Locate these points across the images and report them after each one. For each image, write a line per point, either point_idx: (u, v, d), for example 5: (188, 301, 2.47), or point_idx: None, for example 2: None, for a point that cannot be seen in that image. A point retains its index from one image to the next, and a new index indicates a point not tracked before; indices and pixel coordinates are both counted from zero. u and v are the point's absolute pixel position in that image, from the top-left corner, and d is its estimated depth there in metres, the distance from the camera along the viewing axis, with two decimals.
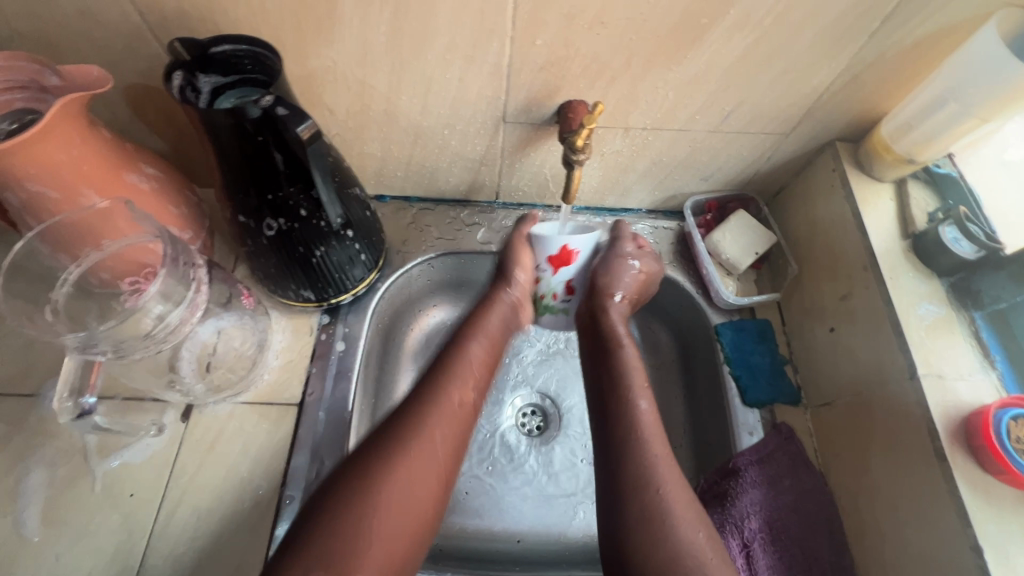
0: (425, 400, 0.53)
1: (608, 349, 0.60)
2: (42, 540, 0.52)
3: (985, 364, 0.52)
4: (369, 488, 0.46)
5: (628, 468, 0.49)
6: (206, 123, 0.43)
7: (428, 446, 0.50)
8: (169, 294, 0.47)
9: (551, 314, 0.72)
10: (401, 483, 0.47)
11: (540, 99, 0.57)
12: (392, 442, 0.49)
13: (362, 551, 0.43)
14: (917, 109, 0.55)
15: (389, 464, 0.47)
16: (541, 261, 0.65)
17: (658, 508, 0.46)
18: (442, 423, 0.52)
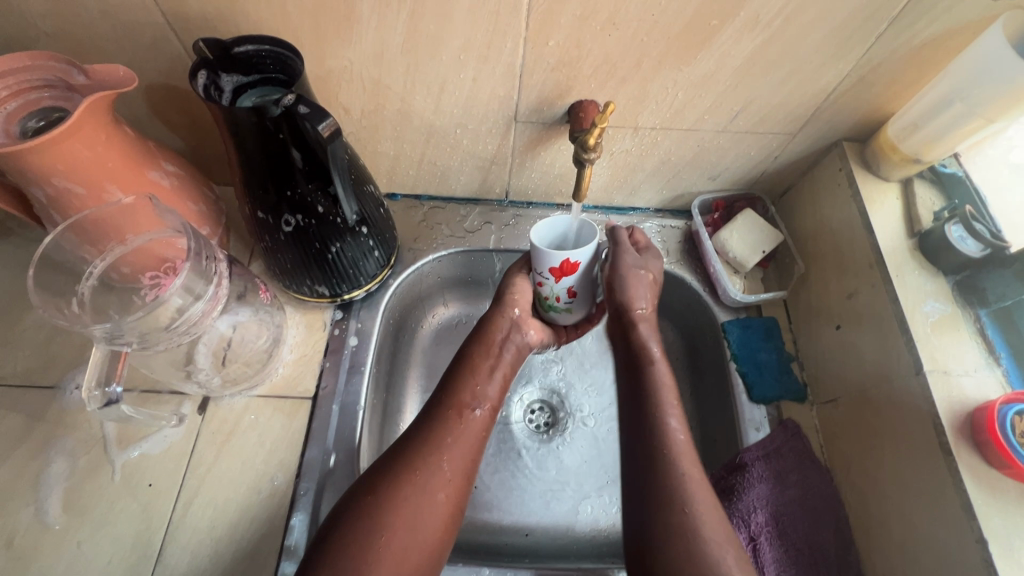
0: (427, 436, 0.53)
1: (639, 365, 0.57)
2: (64, 527, 0.53)
3: (989, 361, 0.52)
4: (372, 529, 0.47)
5: (661, 495, 0.48)
6: (228, 121, 0.44)
7: (431, 484, 0.50)
8: (191, 288, 0.48)
9: (555, 313, 0.63)
10: (406, 523, 0.48)
11: (552, 99, 0.58)
12: (394, 482, 0.50)
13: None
14: (923, 109, 0.56)
15: (394, 502, 0.48)
16: (542, 268, 0.57)
17: (690, 527, 0.46)
18: (448, 456, 0.53)
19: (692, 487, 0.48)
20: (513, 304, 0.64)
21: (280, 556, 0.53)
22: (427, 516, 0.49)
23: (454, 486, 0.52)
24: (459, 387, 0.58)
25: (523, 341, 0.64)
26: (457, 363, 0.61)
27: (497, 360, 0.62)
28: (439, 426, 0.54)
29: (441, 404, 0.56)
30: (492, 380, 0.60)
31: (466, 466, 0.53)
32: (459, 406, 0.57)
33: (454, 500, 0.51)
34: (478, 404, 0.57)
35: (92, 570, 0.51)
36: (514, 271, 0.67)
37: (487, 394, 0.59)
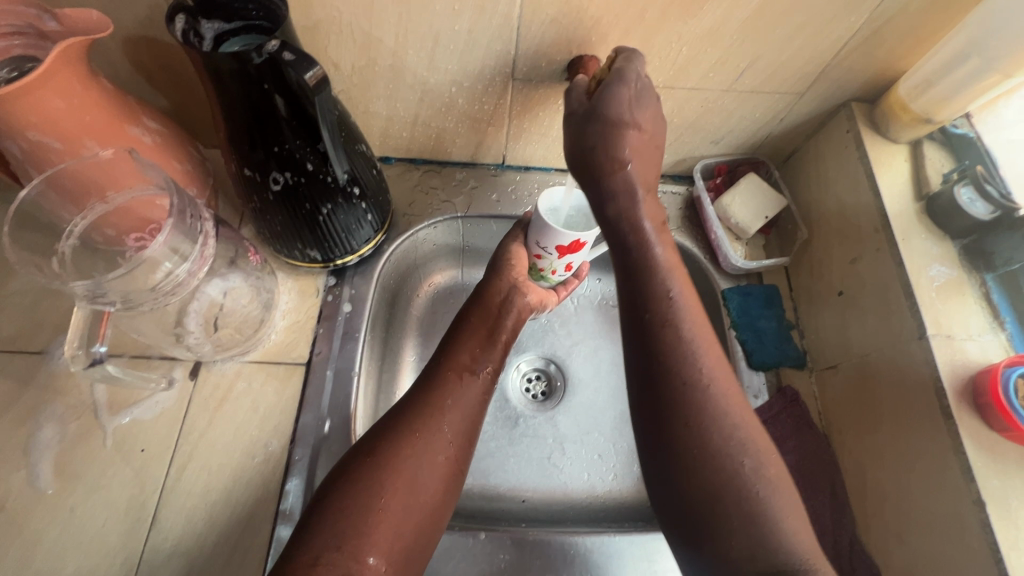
0: (427, 399, 0.53)
1: (630, 252, 0.50)
2: (57, 492, 0.52)
3: (994, 325, 0.52)
4: (369, 489, 0.46)
5: (673, 405, 0.45)
6: (210, 67, 0.41)
7: (433, 443, 0.50)
8: (177, 248, 0.46)
9: (544, 281, 0.68)
10: (405, 484, 0.47)
11: (551, 54, 0.56)
12: (394, 445, 0.49)
13: (364, 552, 0.43)
14: (937, 66, 0.53)
15: (392, 463, 0.48)
16: (549, 244, 0.61)
17: (708, 441, 0.43)
18: (449, 415, 0.53)
19: (708, 400, 0.45)
20: (511, 269, 0.65)
21: (275, 520, 0.53)
22: (427, 476, 0.49)
23: (454, 449, 0.51)
24: (457, 349, 0.58)
25: (523, 304, 0.65)
26: (458, 330, 0.61)
27: (497, 326, 0.62)
28: (438, 387, 0.54)
29: (441, 366, 0.57)
30: (492, 345, 0.60)
31: (466, 429, 0.53)
32: (458, 367, 0.57)
33: (455, 460, 0.51)
34: (480, 368, 0.58)
35: (87, 532, 0.51)
36: (509, 236, 0.67)
37: (487, 357, 0.59)
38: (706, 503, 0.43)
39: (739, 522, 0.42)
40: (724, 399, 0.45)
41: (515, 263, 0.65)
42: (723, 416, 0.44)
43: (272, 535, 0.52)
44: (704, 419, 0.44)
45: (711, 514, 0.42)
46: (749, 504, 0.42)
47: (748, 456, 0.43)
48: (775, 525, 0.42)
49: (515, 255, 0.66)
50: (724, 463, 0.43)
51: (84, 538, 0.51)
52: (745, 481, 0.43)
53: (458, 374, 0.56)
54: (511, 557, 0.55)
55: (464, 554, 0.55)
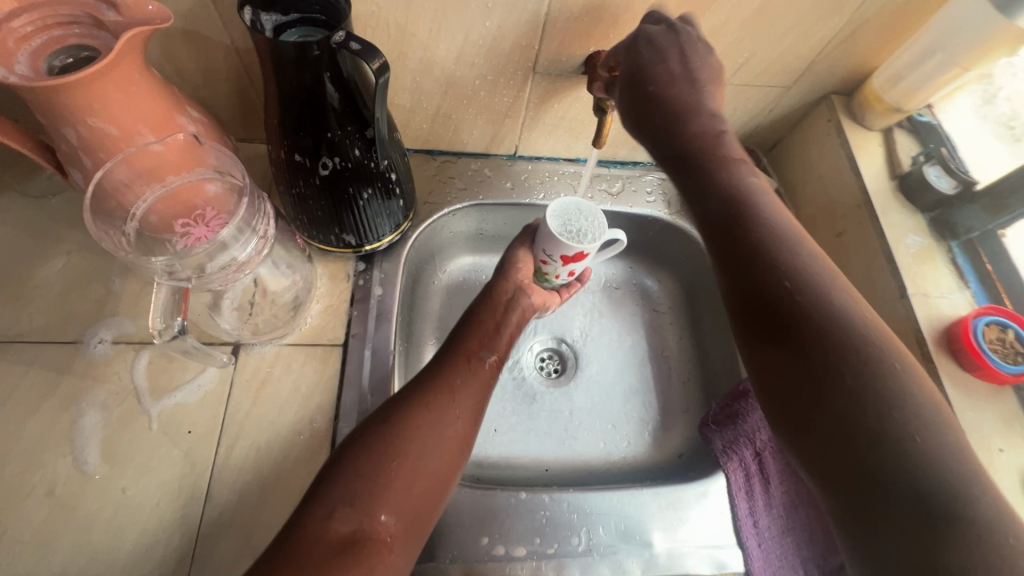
0: (438, 378, 0.56)
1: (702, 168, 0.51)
2: (106, 475, 0.53)
3: (960, 284, 0.60)
4: (383, 455, 0.49)
5: (789, 318, 0.43)
6: (273, 56, 0.44)
7: (442, 417, 0.53)
8: (243, 231, 0.54)
9: (547, 284, 0.72)
10: (414, 452, 0.50)
11: (571, 49, 0.61)
12: (407, 415, 0.52)
13: (377, 511, 0.46)
14: (906, 61, 0.61)
15: (409, 431, 0.51)
16: (554, 254, 0.65)
17: (844, 346, 0.40)
18: (460, 394, 0.56)
19: (824, 299, 0.43)
20: (517, 272, 0.68)
21: None
22: (437, 446, 0.51)
23: (462, 424, 0.54)
24: (465, 338, 0.62)
25: (527, 305, 0.68)
26: (467, 323, 0.64)
27: (502, 320, 0.65)
28: (449, 367, 0.58)
29: (451, 353, 0.60)
30: (498, 336, 0.64)
31: (473, 409, 0.56)
32: (467, 354, 0.60)
33: (464, 435, 0.54)
34: (487, 353, 0.61)
35: (139, 513, 0.52)
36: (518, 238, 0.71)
37: (494, 345, 0.63)
38: (847, 424, 0.38)
39: (875, 441, 0.37)
40: (844, 305, 0.42)
41: (521, 267, 0.69)
42: (845, 317, 0.41)
43: None
44: (828, 328, 0.41)
45: (863, 434, 0.37)
46: (885, 418, 0.37)
47: (889, 365, 0.39)
48: (921, 432, 0.37)
49: (522, 261, 0.69)
50: (852, 378, 0.39)
51: (137, 519, 0.52)
52: (884, 383, 0.38)
53: (466, 359, 0.59)
54: (551, 513, 0.59)
55: (509, 514, 0.58)
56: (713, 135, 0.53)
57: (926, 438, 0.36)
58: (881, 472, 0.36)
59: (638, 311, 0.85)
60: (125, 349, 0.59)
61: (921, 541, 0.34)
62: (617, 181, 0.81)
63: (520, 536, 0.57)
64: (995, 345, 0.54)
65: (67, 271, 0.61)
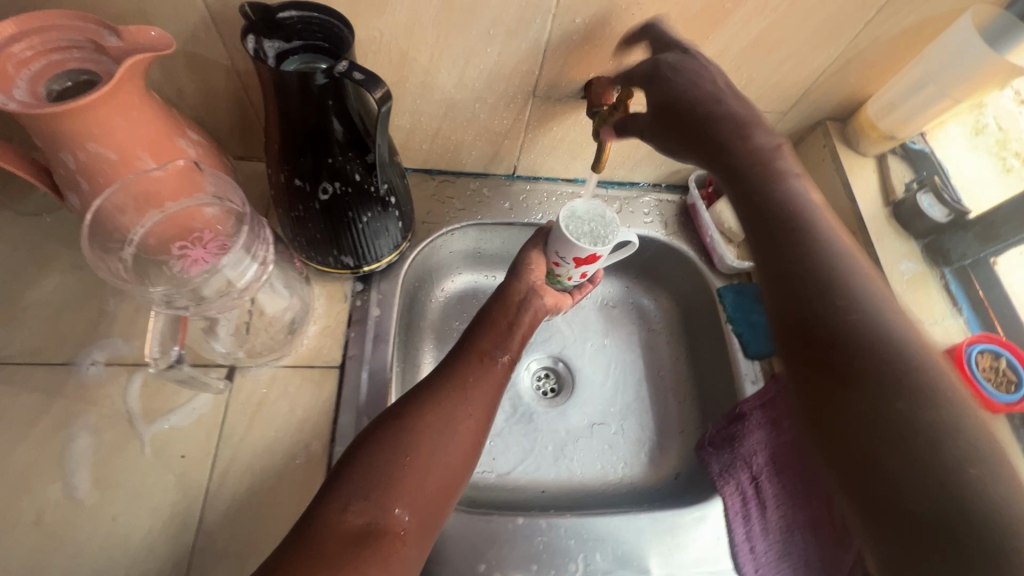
0: (449, 376, 0.56)
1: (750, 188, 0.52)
2: (97, 501, 0.52)
3: (953, 311, 0.61)
4: (397, 449, 0.49)
5: (834, 341, 0.45)
6: (277, 84, 0.44)
7: (453, 415, 0.52)
8: (237, 264, 0.53)
9: (558, 286, 0.69)
10: (427, 446, 0.50)
11: (571, 75, 0.61)
12: (420, 411, 0.52)
13: (391, 504, 0.46)
14: (900, 90, 0.62)
15: (421, 427, 0.50)
16: (567, 255, 0.63)
17: (889, 373, 0.42)
18: (471, 392, 0.55)
19: (869, 326, 0.44)
20: (530, 273, 0.66)
21: None
22: (450, 442, 0.51)
23: (475, 421, 0.53)
24: (476, 337, 0.60)
25: (540, 306, 0.66)
26: (478, 324, 0.62)
27: (515, 319, 0.63)
28: (460, 364, 0.57)
29: (463, 352, 0.59)
30: (511, 335, 0.62)
31: (485, 408, 0.55)
32: (479, 352, 0.59)
33: (477, 432, 0.53)
34: (500, 353, 0.60)
35: (131, 539, 0.51)
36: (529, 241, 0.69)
37: (507, 344, 0.61)
38: (880, 444, 0.40)
39: (898, 453, 0.40)
40: (890, 333, 0.44)
41: (534, 268, 0.67)
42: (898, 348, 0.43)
43: None
44: (869, 351, 0.43)
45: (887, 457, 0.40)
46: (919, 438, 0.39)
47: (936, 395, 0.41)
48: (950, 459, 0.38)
49: (534, 262, 0.67)
50: (880, 388, 0.42)
51: (129, 545, 0.51)
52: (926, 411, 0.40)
53: (479, 357, 0.58)
54: (548, 539, 0.59)
55: (506, 539, 0.58)
56: (769, 152, 0.53)
57: (956, 453, 0.38)
58: (909, 482, 0.39)
59: (634, 328, 0.85)
60: (118, 371, 0.58)
61: (938, 549, 0.37)
62: (615, 202, 0.81)
63: (517, 563, 0.57)
64: (987, 372, 0.55)
65: (59, 291, 0.61)
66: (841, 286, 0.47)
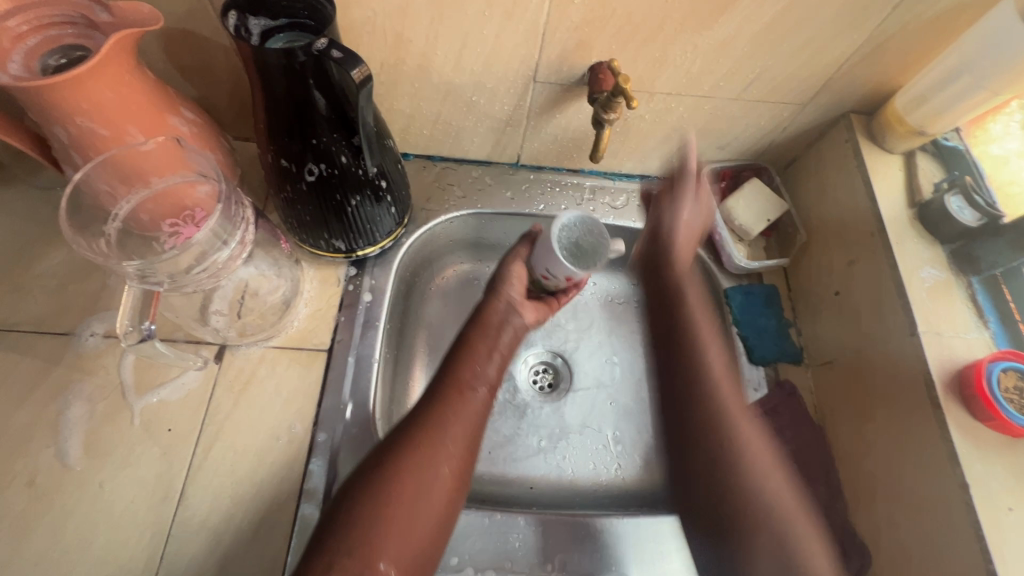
0: (430, 414, 0.53)
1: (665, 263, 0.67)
2: (86, 467, 0.54)
3: (979, 325, 0.56)
4: (377, 499, 0.47)
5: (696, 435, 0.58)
6: (257, 62, 0.44)
7: (434, 459, 0.50)
8: (222, 233, 0.51)
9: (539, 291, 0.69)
10: (409, 498, 0.48)
11: (572, 60, 0.59)
12: (399, 457, 0.49)
13: (376, 558, 0.44)
14: (932, 82, 0.57)
15: (400, 474, 0.48)
16: (559, 275, 0.62)
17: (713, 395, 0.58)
18: (452, 430, 0.53)
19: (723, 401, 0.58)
20: (509, 288, 0.65)
21: (300, 498, 0.55)
22: (434, 485, 0.49)
23: (456, 461, 0.52)
24: (456, 366, 0.58)
25: (520, 325, 0.64)
26: (456, 349, 0.60)
27: (494, 343, 0.61)
28: (441, 400, 0.54)
29: (441, 381, 0.57)
30: (491, 362, 0.60)
31: (466, 446, 0.53)
32: (458, 383, 0.56)
33: (456, 472, 0.51)
34: (479, 384, 0.57)
35: (115, 507, 0.53)
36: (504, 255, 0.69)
37: (486, 372, 0.59)
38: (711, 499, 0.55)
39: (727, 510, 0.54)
40: (749, 451, 0.56)
41: (514, 280, 0.65)
42: (743, 439, 0.56)
43: (296, 513, 0.54)
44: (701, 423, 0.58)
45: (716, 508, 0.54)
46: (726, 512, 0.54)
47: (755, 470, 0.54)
48: (767, 514, 0.53)
49: (516, 273, 0.66)
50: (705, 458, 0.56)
51: (113, 513, 0.53)
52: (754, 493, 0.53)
53: (456, 390, 0.55)
54: (525, 536, 0.58)
55: (480, 534, 0.57)
56: (672, 231, 0.66)
57: (781, 538, 0.51)
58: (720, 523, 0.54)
59: (640, 329, 0.81)
60: (114, 344, 0.59)
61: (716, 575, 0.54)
62: (622, 195, 0.78)
63: (491, 558, 0.56)
64: (1011, 393, 0.50)
65: (65, 263, 0.63)
66: (706, 385, 0.59)
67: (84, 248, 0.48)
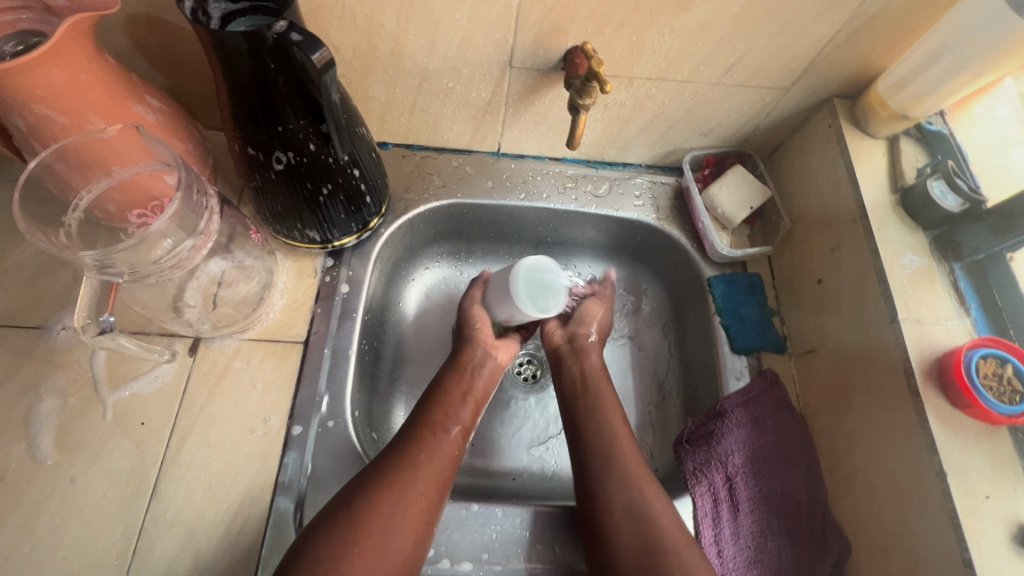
0: (402, 455, 0.53)
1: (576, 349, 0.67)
2: (57, 462, 0.54)
3: (961, 311, 0.55)
4: (345, 539, 0.47)
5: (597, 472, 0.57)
6: (216, 46, 0.43)
7: (402, 500, 0.50)
8: (184, 223, 0.51)
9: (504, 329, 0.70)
10: (374, 546, 0.47)
11: (548, 44, 0.57)
12: (367, 496, 0.49)
13: None
14: (914, 64, 0.56)
15: (368, 515, 0.48)
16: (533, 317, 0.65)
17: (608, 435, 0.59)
18: (423, 470, 0.53)
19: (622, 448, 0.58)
20: (477, 334, 0.66)
21: (275, 491, 0.55)
22: (399, 527, 0.49)
23: (426, 501, 0.51)
24: (429, 409, 0.59)
25: (495, 365, 0.65)
26: (431, 395, 0.61)
27: (469, 388, 0.62)
28: (412, 441, 0.55)
29: (412, 425, 0.57)
30: (463, 405, 0.61)
31: (437, 486, 0.53)
32: (430, 425, 0.57)
33: (427, 517, 0.51)
34: (451, 424, 0.58)
35: (87, 502, 0.52)
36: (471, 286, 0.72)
37: (460, 415, 0.60)
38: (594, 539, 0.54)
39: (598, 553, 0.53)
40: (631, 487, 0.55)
41: (479, 326, 0.67)
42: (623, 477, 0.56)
43: (270, 506, 0.54)
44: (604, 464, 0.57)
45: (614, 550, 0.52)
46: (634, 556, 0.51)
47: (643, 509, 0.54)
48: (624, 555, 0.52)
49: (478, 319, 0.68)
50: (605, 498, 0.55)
51: (85, 507, 0.52)
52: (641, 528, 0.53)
53: (428, 431, 0.56)
54: (502, 528, 0.57)
55: (457, 525, 0.57)
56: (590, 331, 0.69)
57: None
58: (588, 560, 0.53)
59: (617, 323, 0.79)
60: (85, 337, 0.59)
61: None
62: (604, 183, 0.76)
63: (467, 550, 0.56)
64: (991, 380, 0.49)
65: (36, 255, 0.62)
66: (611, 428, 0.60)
67: (41, 239, 0.47)
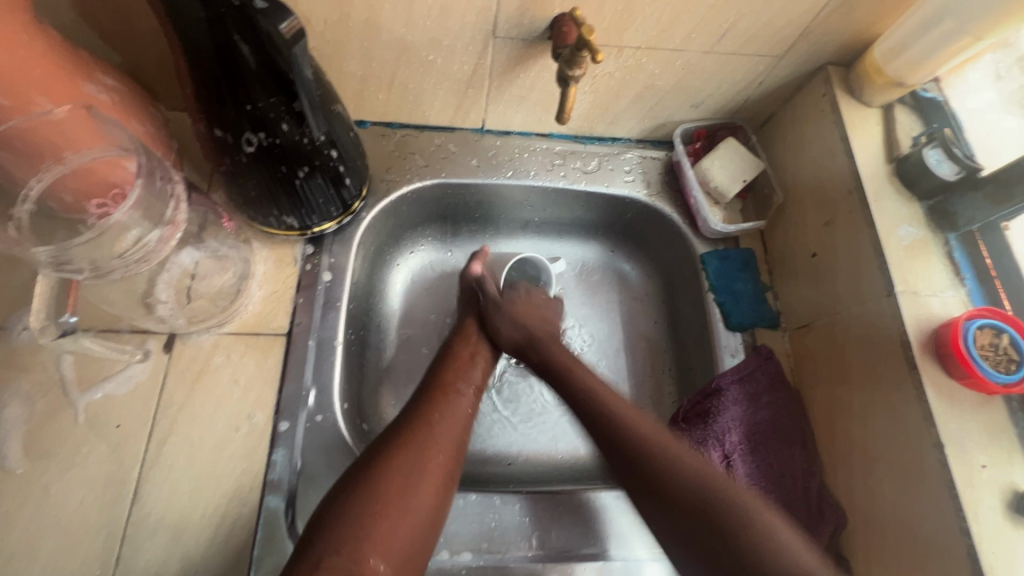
0: (416, 415, 0.52)
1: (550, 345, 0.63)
2: (28, 470, 0.51)
3: (955, 281, 0.55)
4: (366, 494, 0.45)
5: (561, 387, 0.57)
6: (172, 13, 0.39)
7: (420, 455, 0.48)
8: (148, 212, 0.47)
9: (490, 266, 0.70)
10: (395, 500, 0.45)
11: (533, 12, 0.54)
12: (386, 453, 0.47)
13: (364, 555, 0.42)
14: (911, 29, 0.54)
15: (385, 470, 0.46)
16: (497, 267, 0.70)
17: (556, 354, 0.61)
18: (438, 428, 0.51)
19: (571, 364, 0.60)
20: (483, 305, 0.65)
21: (264, 490, 0.52)
22: (420, 480, 0.47)
23: (444, 457, 0.49)
24: (439, 371, 0.58)
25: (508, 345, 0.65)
26: (439, 358, 0.60)
27: (476, 348, 0.62)
28: (426, 402, 0.53)
29: (426, 388, 0.55)
30: (473, 365, 0.59)
31: (456, 443, 0.51)
32: (443, 386, 0.56)
33: (445, 472, 0.49)
34: (464, 385, 0.56)
35: (63, 511, 0.50)
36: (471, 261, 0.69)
37: (470, 376, 0.58)
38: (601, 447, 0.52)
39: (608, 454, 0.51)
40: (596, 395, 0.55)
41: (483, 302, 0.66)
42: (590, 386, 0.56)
43: (260, 505, 0.52)
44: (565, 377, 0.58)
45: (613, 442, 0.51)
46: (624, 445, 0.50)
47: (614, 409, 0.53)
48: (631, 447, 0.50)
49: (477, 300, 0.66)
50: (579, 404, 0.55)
51: (61, 516, 0.50)
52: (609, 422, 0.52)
53: (442, 392, 0.55)
54: (500, 516, 0.56)
55: (456, 516, 0.56)
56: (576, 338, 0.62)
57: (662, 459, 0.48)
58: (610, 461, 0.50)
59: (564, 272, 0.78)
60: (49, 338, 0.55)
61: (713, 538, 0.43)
62: (593, 159, 0.74)
63: (466, 540, 0.55)
64: (987, 351, 0.49)
65: None
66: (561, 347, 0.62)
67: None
